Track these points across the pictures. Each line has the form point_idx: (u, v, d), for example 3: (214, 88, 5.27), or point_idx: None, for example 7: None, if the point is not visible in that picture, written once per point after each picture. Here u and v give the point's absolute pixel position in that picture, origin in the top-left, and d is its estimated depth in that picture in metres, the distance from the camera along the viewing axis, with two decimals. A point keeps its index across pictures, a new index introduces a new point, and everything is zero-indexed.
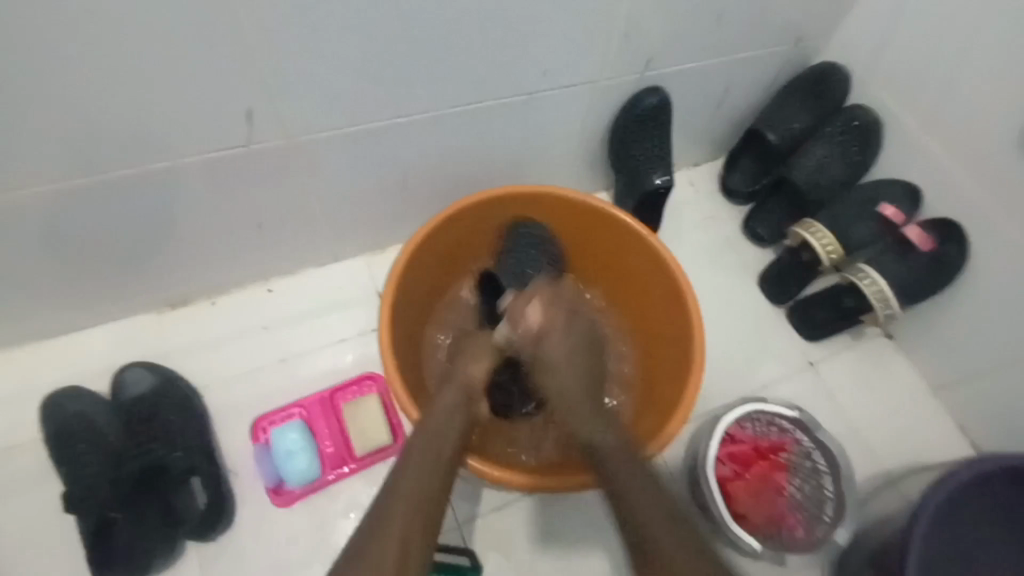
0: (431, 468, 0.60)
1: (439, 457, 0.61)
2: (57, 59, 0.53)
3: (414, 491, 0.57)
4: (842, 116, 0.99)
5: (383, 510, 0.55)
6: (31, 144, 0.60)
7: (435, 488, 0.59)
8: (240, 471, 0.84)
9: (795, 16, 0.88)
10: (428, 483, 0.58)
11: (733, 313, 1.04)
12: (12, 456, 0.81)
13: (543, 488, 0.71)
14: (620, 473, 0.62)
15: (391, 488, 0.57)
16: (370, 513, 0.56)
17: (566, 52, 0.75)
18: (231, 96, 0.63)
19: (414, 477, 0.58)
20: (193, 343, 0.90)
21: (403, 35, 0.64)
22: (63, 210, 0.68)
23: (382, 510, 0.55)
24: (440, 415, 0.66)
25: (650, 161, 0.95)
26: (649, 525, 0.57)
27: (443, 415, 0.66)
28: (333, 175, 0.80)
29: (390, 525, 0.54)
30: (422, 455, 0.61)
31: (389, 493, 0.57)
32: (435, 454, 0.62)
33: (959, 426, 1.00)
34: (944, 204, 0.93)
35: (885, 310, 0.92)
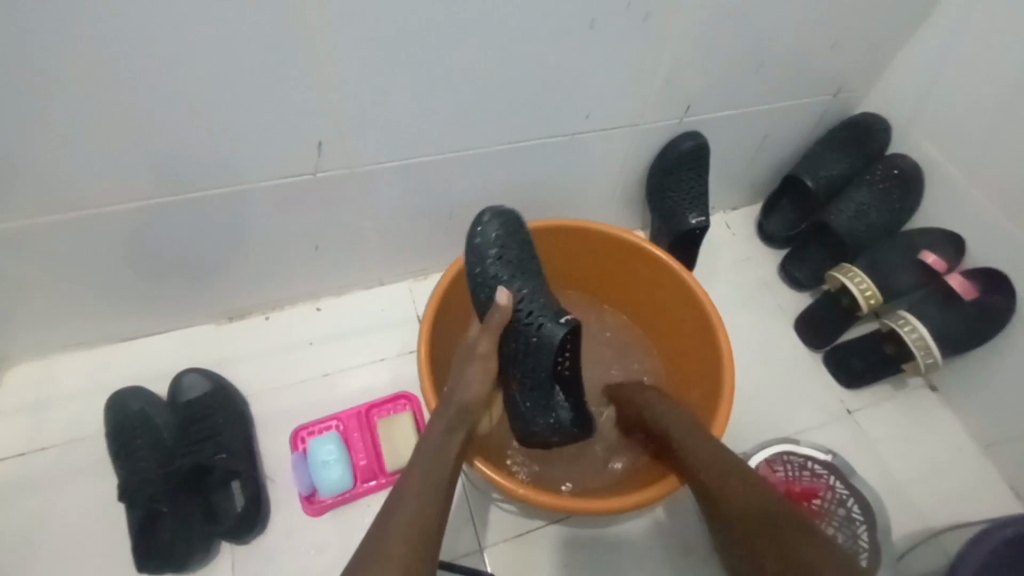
0: (432, 487, 0.60)
1: (439, 481, 0.61)
2: (159, 94, 0.62)
3: (415, 512, 0.56)
4: (881, 164, 1.00)
5: (386, 518, 0.56)
6: (133, 165, 0.68)
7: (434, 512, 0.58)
8: (276, 478, 0.88)
9: (833, 68, 0.91)
10: (430, 510, 0.57)
11: (768, 355, 1.03)
12: (75, 448, 0.88)
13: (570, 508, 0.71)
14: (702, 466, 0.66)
15: (391, 510, 0.57)
16: (372, 525, 0.56)
17: (607, 97, 0.81)
18: (302, 129, 0.70)
19: (416, 501, 0.58)
20: (246, 354, 0.96)
21: (456, 78, 0.71)
22: (145, 223, 0.76)
23: (382, 531, 0.55)
24: (438, 439, 0.65)
25: (685, 201, 0.97)
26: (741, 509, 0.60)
27: (444, 433, 0.66)
28: (385, 202, 0.86)
29: (390, 547, 0.53)
30: (421, 481, 0.60)
31: (384, 520, 0.56)
32: (436, 475, 0.61)
33: (1011, 486, 0.94)
34: (988, 255, 0.91)
35: (927, 358, 0.89)
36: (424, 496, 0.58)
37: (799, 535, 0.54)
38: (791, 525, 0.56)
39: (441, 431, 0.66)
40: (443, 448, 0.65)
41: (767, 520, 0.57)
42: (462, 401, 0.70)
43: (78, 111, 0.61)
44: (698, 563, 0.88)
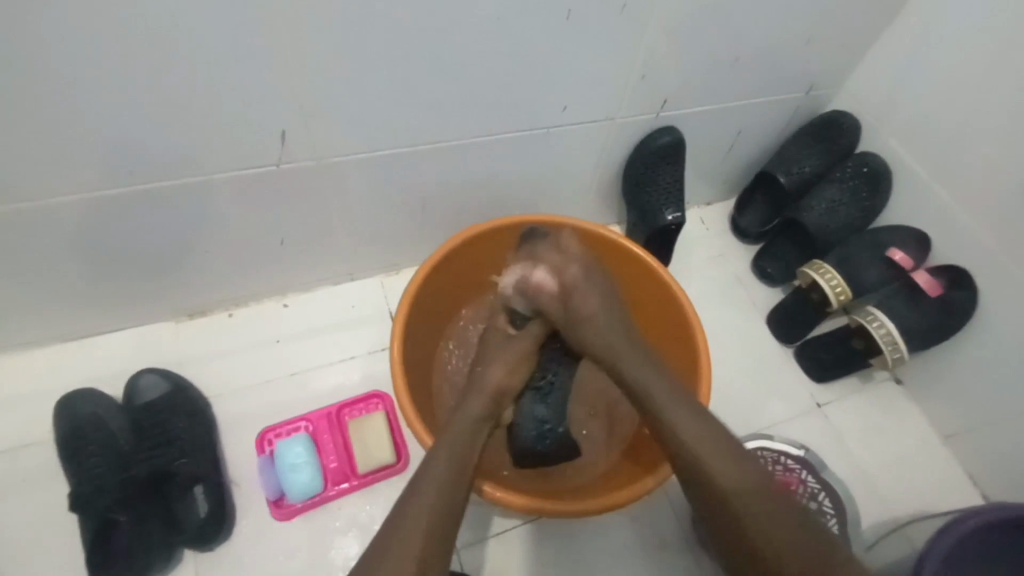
0: (449, 483, 0.60)
1: (461, 477, 0.61)
2: (108, 78, 0.57)
3: (429, 510, 0.57)
4: (851, 162, 1.02)
5: (399, 516, 0.57)
6: (80, 155, 0.64)
7: (453, 509, 0.59)
8: (242, 482, 0.84)
9: (806, 65, 0.91)
10: (448, 507, 0.58)
11: (741, 350, 1.04)
12: (23, 455, 0.83)
13: (549, 510, 0.71)
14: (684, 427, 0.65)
15: (404, 510, 0.57)
16: (386, 521, 0.57)
17: (583, 90, 0.79)
18: (266, 119, 0.67)
19: (428, 499, 0.58)
20: (209, 353, 0.92)
21: (429, 67, 0.68)
22: (96, 216, 0.72)
23: (394, 532, 0.56)
24: (462, 434, 0.65)
25: (661, 197, 0.97)
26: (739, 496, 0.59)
27: (469, 429, 0.66)
28: (354, 195, 0.83)
29: (408, 544, 0.55)
30: (440, 477, 0.60)
31: (396, 521, 0.56)
32: (456, 471, 0.61)
33: (969, 475, 0.98)
34: (952, 252, 0.94)
35: (893, 353, 0.91)
36: (442, 494, 0.58)
37: (761, 515, 0.58)
38: (761, 497, 0.59)
39: (464, 425, 0.66)
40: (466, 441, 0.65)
41: (739, 494, 0.60)
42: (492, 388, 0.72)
43: (15, 95, 0.56)
44: (672, 558, 0.89)
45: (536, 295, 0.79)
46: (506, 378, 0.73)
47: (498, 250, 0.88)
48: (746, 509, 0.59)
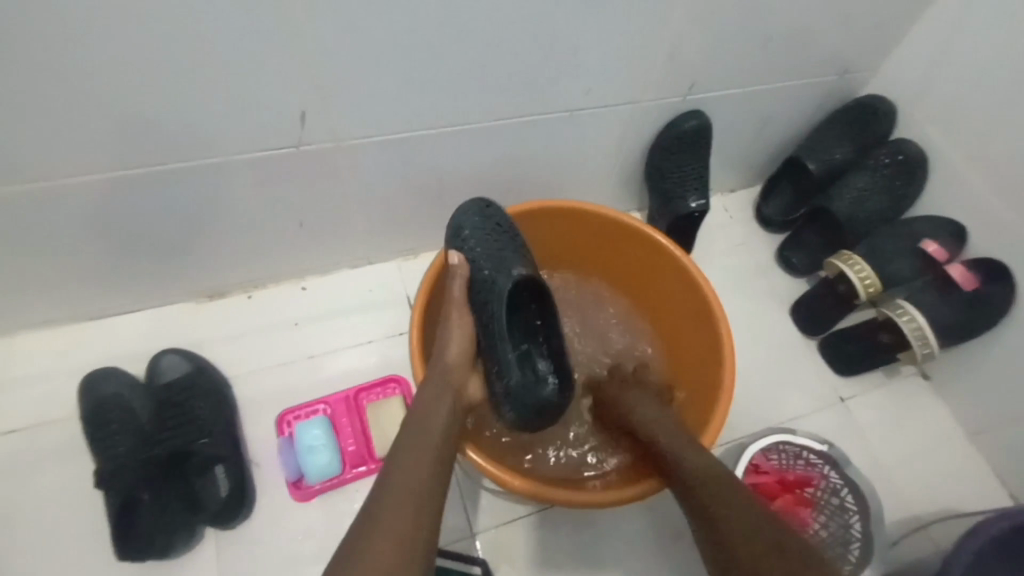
0: (422, 453, 0.58)
1: (430, 446, 0.59)
2: (127, 56, 0.57)
3: (407, 482, 0.55)
4: (885, 150, 0.98)
5: (377, 495, 0.54)
6: (102, 134, 0.63)
7: (429, 489, 0.56)
8: (261, 462, 0.85)
9: (841, 47, 0.88)
10: (423, 486, 0.55)
11: (763, 342, 1.02)
12: (50, 431, 0.85)
13: (565, 501, 0.70)
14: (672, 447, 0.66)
15: (383, 482, 0.55)
16: (364, 503, 0.54)
17: (607, 72, 0.77)
18: (285, 100, 0.66)
19: (405, 469, 0.56)
20: (229, 334, 0.92)
21: (449, 48, 0.66)
22: (119, 197, 0.72)
23: (375, 502, 0.53)
24: (427, 401, 0.64)
25: (685, 184, 0.95)
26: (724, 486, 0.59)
27: (435, 399, 0.64)
28: (373, 178, 0.82)
29: (387, 520, 0.52)
30: (414, 449, 0.58)
31: (375, 496, 0.54)
32: (429, 443, 0.59)
33: (998, 474, 0.95)
34: (989, 245, 0.90)
35: (924, 349, 0.88)
36: (416, 463, 0.57)
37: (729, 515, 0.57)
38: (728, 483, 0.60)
39: (430, 394, 0.65)
40: (435, 409, 0.63)
41: (715, 485, 0.60)
42: (446, 363, 0.69)
43: (38, 73, 0.56)
44: (688, 549, 0.88)
45: (480, 254, 0.74)
46: (455, 356, 0.70)
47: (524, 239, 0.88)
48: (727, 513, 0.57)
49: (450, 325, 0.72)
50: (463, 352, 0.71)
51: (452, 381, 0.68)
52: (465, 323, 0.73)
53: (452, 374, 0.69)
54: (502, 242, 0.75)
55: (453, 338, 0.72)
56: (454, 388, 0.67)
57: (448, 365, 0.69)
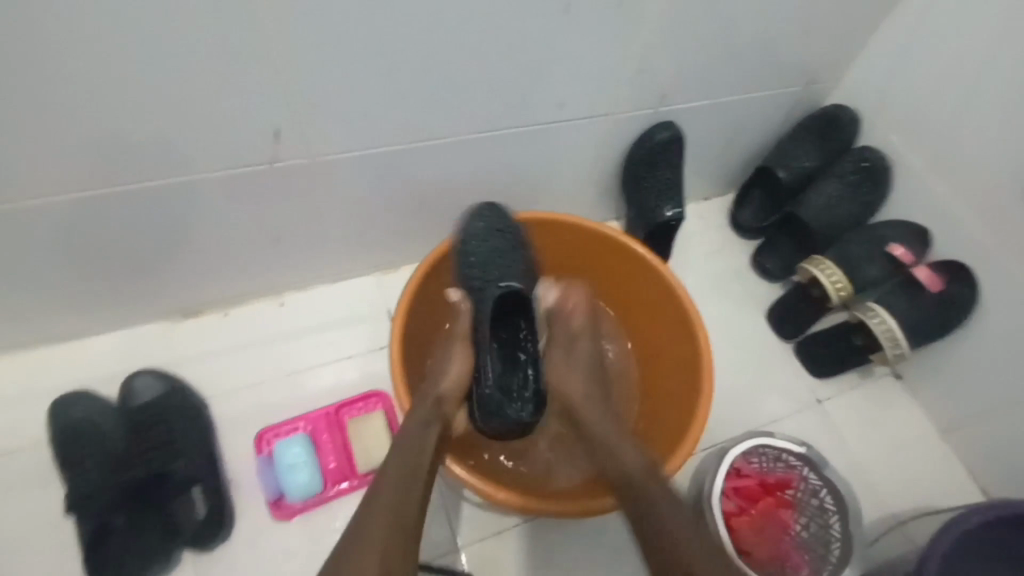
0: (410, 479, 0.59)
1: (416, 471, 0.60)
2: (92, 75, 0.56)
3: (394, 505, 0.56)
4: (851, 157, 1.01)
5: (363, 517, 0.55)
6: (69, 153, 0.63)
7: (411, 509, 0.57)
8: (239, 483, 0.84)
9: (805, 59, 0.90)
10: (402, 506, 0.56)
11: (740, 347, 1.03)
12: (18, 457, 0.82)
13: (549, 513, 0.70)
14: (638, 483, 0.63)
15: (370, 506, 0.56)
16: (349, 525, 0.55)
17: (578, 85, 0.78)
18: (257, 117, 0.66)
19: (392, 492, 0.57)
20: (205, 353, 0.91)
21: (421, 64, 0.67)
22: (87, 217, 0.71)
23: (360, 526, 0.54)
24: (416, 428, 0.65)
25: (659, 193, 0.96)
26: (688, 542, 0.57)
27: (421, 425, 0.65)
28: (348, 194, 0.82)
29: (366, 546, 0.52)
30: (401, 473, 0.59)
31: (358, 524, 0.54)
32: (416, 467, 0.60)
33: (970, 471, 0.98)
34: (953, 247, 0.93)
35: (894, 349, 0.91)
36: (403, 487, 0.58)
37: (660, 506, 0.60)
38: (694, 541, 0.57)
39: (417, 422, 0.66)
40: (426, 436, 0.64)
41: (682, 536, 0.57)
42: (440, 393, 0.71)
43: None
44: None
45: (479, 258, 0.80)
46: (448, 384, 0.72)
47: None
48: (654, 509, 0.60)
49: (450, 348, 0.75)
50: (458, 380, 0.73)
51: (442, 410, 0.69)
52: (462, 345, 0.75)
53: (446, 405, 0.70)
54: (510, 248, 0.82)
55: (451, 366, 0.73)
56: (445, 416, 0.69)
57: (441, 394, 0.71)
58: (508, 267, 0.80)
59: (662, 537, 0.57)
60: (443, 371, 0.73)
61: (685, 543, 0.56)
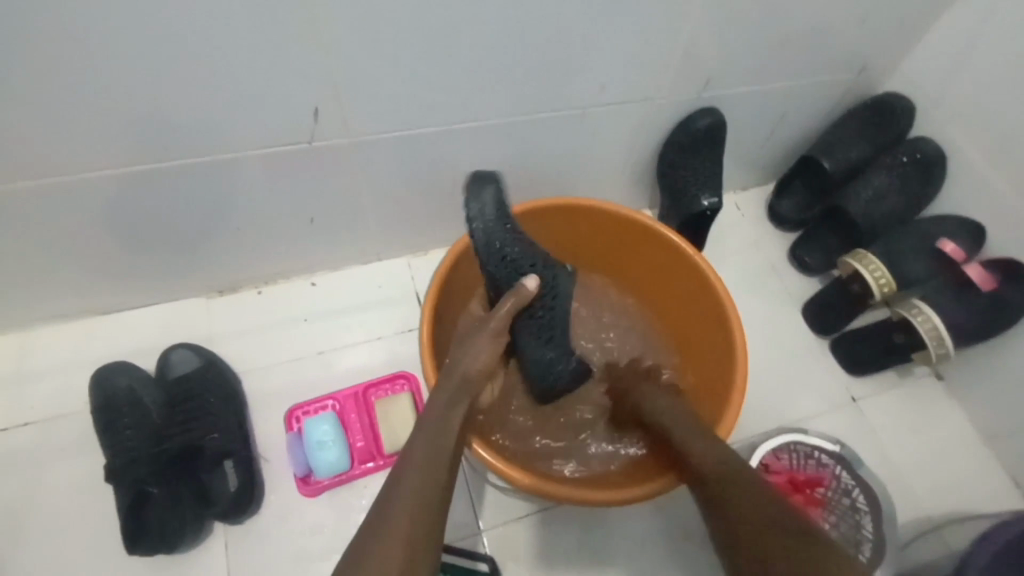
0: (435, 462, 0.57)
1: (441, 457, 0.58)
2: (138, 51, 0.56)
3: (418, 490, 0.54)
4: (903, 148, 0.97)
5: (382, 502, 0.53)
6: (114, 129, 0.63)
7: (437, 496, 0.55)
8: (270, 457, 0.86)
9: (860, 44, 0.86)
10: (429, 494, 0.54)
11: (775, 342, 1.01)
12: (62, 424, 0.85)
13: (583, 501, 0.70)
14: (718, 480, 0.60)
15: (395, 483, 0.55)
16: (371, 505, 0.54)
17: (622, 68, 0.76)
18: (297, 95, 0.65)
19: (417, 475, 0.56)
20: (238, 330, 0.92)
21: (463, 42, 0.65)
22: (130, 192, 0.72)
23: (384, 505, 0.53)
24: (441, 404, 0.63)
25: (697, 182, 0.93)
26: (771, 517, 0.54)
27: (444, 407, 0.63)
28: (383, 175, 0.81)
29: (388, 524, 0.51)
30: (427, 455, 0.58)
31: (378, 510, 0.52)
32: (441, 449, 0.59)
33: (1013, 479, 0.94)
34: (1009, 246, 0.89)
35: (939, 349, 0.87)
36: (428, 472, 0.56)
37: (755, 504, 0.55)
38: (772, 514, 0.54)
39: (444, 402, 0.63)
40: (449, 416, 0.62)
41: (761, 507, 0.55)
42: (468, 370, 0.66)
43: (49, 67, 0.55)
44: (697, 549, 0.88)
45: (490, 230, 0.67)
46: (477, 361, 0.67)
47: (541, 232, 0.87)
48: (746, 507, 0.55)
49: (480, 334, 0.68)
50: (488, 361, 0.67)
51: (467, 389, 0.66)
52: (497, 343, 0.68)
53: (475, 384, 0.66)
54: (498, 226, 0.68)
55: (479, 346, 0.67)
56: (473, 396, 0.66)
57: (469, 373, 0.66)
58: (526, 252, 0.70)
59: (744, 512, 0.55)
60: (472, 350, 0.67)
61: (763, 513, 0.54)
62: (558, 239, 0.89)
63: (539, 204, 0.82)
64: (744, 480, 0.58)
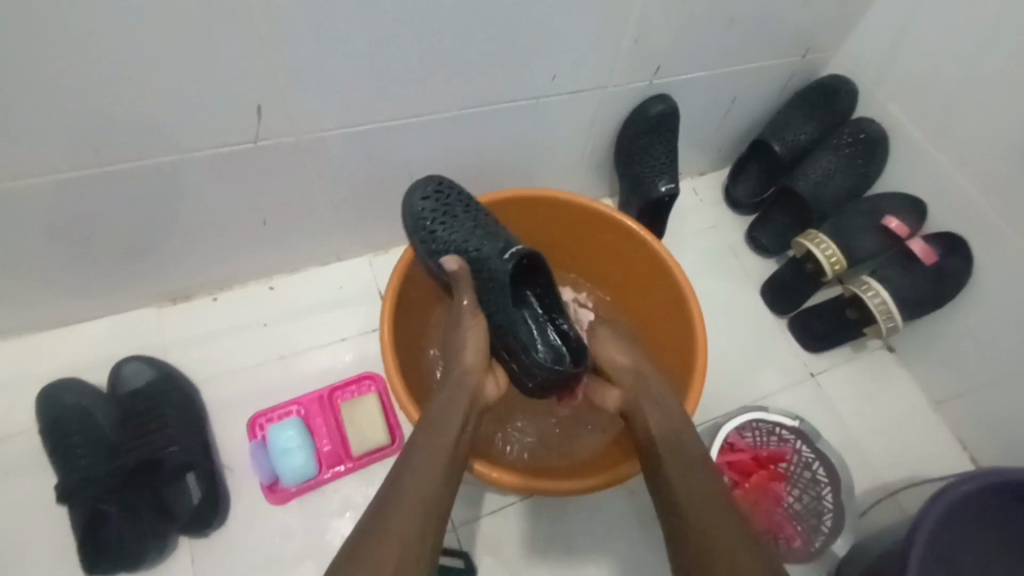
0: (434, 463, 0.58)
1: (441, 457, 0.59)
2: (62, 53, 0.53)
3: (417, 492, 0.55)
4: (848, 128, 1.00)
5: (386, 502, 0.54)
6: (40, 135, 0.60)
7: (440, 491, 0.56)
8: (235, 467, 0.84)
9: (803, 28, 0.88)
10: (430, 488, 0.56)
11: (735, 323, 1.03)
12: (7, 447, 0.81)
13: (565, 489, 0.71)
14: (664, 449, 0.63)
15: (395, 489, 0.55)
16: (372, 505, 0.55)
17: (573, 56, 0.76)
18: (240, 94, 0.63)
19: (415, 478, 0.56)
20: (194, 338, 0.90)
21: (409, 36, 0.64)
22: (63, 201, 0.68)
23: (383, 510, 0.53)
24: (446, 404, 0.64)
25: (654, 169, 0.94)
26: (705, 517, 0.55)
27: (451, 403, 0.65)
28: (336, 173, 0.80)
29: (393, 524, 0.52)
30: (425, 460, 0.58)
31: (383, 507, 0.53)
32: (442, 450, 0.59)
33: (961, 441, 0.99)
34: (948, 219, 0.93)
35: (888, 322, 0.91)
36: (437, 469, 0.58)
37: (708, 507, 0.56)
38: (713, 517, 0.55)
39: (443, 401, 0.65)
40: (449, 417, 0.63)
41: (709, 509, 0.56)
42: (465, 366, 0.71)
43: None
44: None
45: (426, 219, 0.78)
46: (471, 357, 0.71)
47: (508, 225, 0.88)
48: (687, 495, 0.57)
49: (461, 322, 0.75)
50: (478, 351, 0.73)
51: (468, 385, 0.69)
52: (479, 322, 0.75)
53: (472, 377, 0.70)
54: (433, 213, 0.78)
55: (468, 340, 0.73)
56: (473, 391, 0.68)
57: (465, 369, 0.70)
58: (472, 229, 0.77)
59: (687, 508, 0.57)
60: (463, 347, 0.73)
61: (713, 528, 0.54)
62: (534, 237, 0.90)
63: (501, 198, 0.83)
64: (689, 472, 0.60)
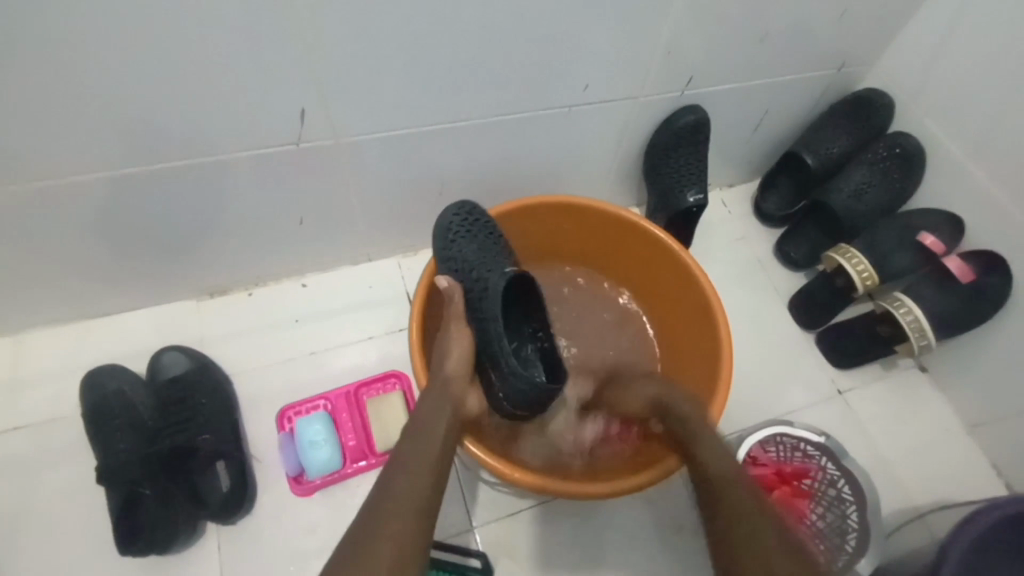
0: (422, 464, 0.58)
1: (430, 459, 0.59)
2: (124, 56, 0.57)
3: (405, 492, 0.55)
4: (883, 142, 0.98)
5: (373, 506, 0.54)
6: (99, 133, 0.63)
7: (430, 488, 0.57)
8: (263, 458, 0.86)
9: (839, 42, 0.88)
10: (420, 484, 0.56)
11: (761, 336, 1.02)
12: (52, 429, 0.85)
13: (568, 492, 0.71)
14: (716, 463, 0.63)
15: (384, 492, 0.55)
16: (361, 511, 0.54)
17: (606, 66, 0.77)
18: (285, 99, 0.66)
19: (407, 480, 0.56)
20: (228, 332, 0.93)
21: (447, 46, 0.67)
22: (116, 196, 0.72)
23: (376, 512, 0.53)
24: (430, 412, 0.65)
25: (683, 179, 0.95)
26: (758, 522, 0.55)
27: (437, 409, 0.65)
28: (371, 176, 0.82)
29: (383, 521, 0.52)
30: (411, 463, 0.58)
31: (373, 505, 0.54)
32: (430, 453, 0.60)
33: (995, 466, 0.96)
34: (986, 237, 0.91)
35: (921, 341, 0.89)
36: (424, 467, 0.58)
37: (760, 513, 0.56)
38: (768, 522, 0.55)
39: (431, 405, 0.65)
40: (438, 421, 0.64)
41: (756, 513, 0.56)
42: (449, 374, 0.70)
43: (34, 73, 0.56)
44: (686, 542, 0.89)
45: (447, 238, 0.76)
46: (455, 364, 0.71)
47: (544, 229, 0.89)
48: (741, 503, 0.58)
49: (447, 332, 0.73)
50: (462, 361, 0.71)
51: (454, 393, 0.68)
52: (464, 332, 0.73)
53: (453, 387, 0.69)
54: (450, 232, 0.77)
55: (454, 348, 0.72)
56: (457, 398, 0.68)
57: (450, 375, 0.70)
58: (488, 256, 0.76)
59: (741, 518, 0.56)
60: (450, 352, 0.72)
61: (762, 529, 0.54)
62: (539, 240, 0.91)
63: (540, 203, 0.84)
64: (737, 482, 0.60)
